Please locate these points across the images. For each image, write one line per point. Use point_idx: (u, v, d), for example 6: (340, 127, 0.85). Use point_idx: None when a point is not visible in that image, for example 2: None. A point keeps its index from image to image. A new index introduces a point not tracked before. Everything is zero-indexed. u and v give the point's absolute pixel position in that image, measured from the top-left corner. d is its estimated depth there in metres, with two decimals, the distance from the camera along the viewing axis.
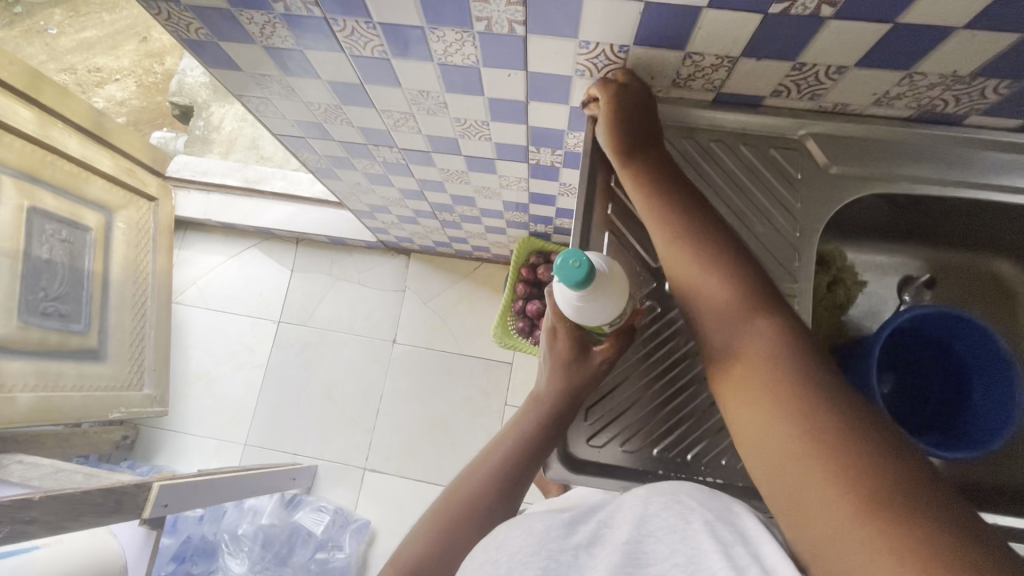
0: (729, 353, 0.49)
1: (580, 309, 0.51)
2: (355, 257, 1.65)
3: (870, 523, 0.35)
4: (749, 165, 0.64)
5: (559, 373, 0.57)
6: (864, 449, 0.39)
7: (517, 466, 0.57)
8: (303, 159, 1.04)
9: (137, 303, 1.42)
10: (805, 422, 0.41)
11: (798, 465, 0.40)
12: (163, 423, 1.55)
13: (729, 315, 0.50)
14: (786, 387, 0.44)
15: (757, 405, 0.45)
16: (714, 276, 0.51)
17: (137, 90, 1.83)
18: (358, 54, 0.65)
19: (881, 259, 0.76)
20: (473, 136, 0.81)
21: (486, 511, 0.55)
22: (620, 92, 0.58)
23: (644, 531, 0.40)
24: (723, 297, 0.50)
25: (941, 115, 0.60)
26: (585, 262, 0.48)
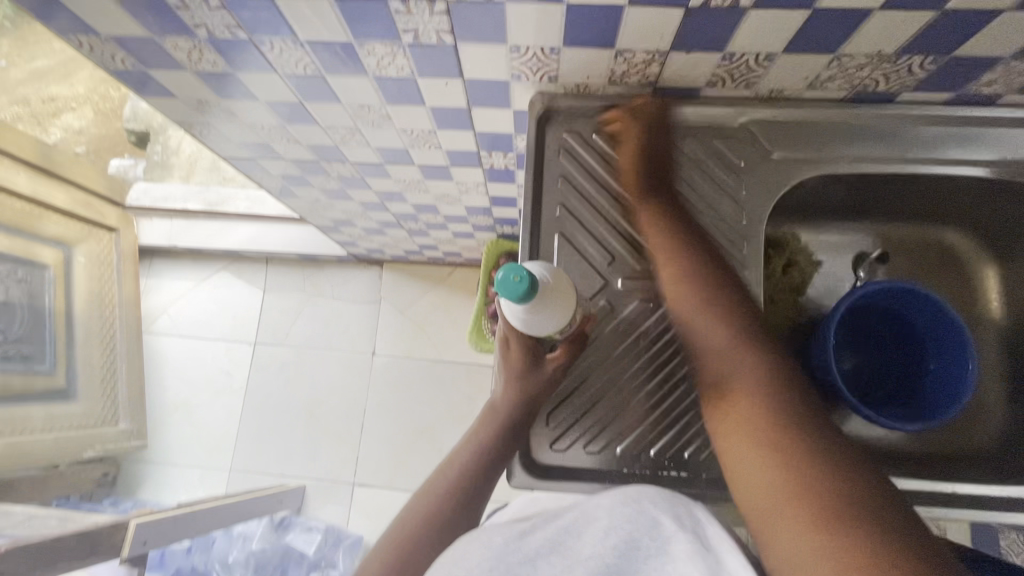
0: (725, 389, 0.51)
1: (529, 320, 0.52)
2: (327, 271, 1.63)
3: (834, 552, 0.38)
4: (693, 156, 0.64)
5: (514, 382, 0.58)
6: (839, 489, 0.42)
7: (475, 476, 0.57)
8: (257, 180, 1.02)
9: (105, 336, 1.39)
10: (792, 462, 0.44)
11: (771, 493, 0.44)
12: (144, 456, 1.53)
13: (729, 356, 0.52)
14: (767, 423, 0.47)
15: (741, 440, 0.48)
16: (716, 321, 0.54)
17: (95, 118, 1.80)
18: (292, 73, 0.64)
19: (833, 237, 0.77)
20: (423, 145, 0.80)
21: (445, 523, 0.56)
22: (644, 127, 0.61)
23: (608, 547, 0.42)
24: (720, 339, 0.53)
25: (874, 95, 0.61)
26: (526, 275, 0.48)
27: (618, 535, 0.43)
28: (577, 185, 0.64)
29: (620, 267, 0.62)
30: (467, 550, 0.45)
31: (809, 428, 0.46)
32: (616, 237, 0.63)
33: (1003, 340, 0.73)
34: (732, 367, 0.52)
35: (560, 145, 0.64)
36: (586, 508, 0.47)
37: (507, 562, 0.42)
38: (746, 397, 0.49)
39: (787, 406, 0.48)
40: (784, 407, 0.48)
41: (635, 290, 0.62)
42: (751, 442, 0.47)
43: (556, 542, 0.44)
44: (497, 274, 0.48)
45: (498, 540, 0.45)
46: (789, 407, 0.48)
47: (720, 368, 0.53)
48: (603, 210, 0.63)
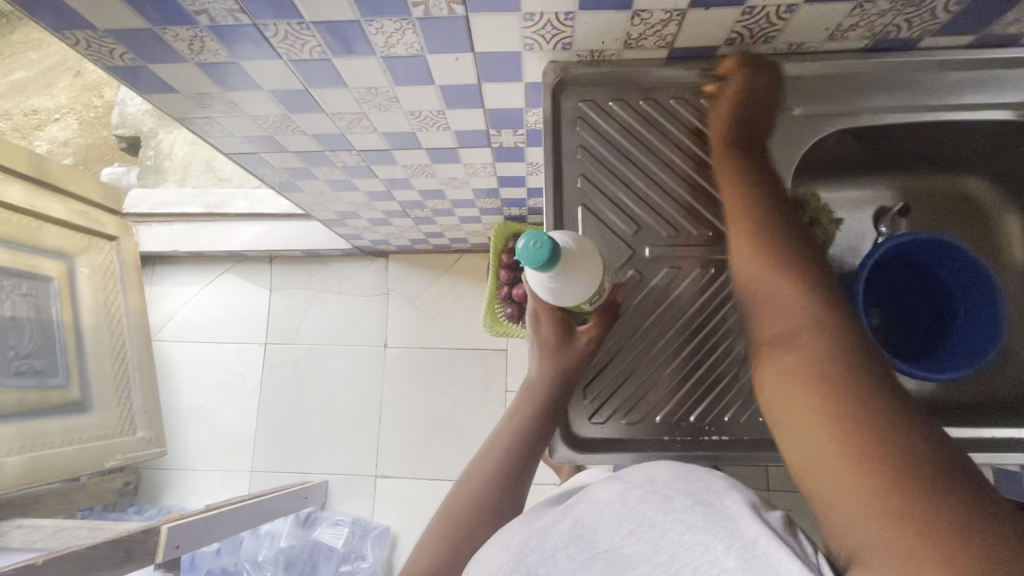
0: (776, 334, 0.47)
1: (554, 288, 0.51)
2: (332, 267, 1.62)
3: (904, 508, 0.34)
4: (714, 117, 0.63)
5: (548, 359, 0.57)
6: (888, 431, 0.37)
7: (518, 456, 0.58)
8: (260, 175, 1.00)
9: (116, 347, 1.38)
10: (835, 400, 0.40)
11: (830, 445, 0.38)
12: (164, 464, 1.52)
13: (782, 303, 0.48)
14: (829, 368, 0.41)
15: (792, 381, 0.43)
16: (771, 271, 0.50)
17: (80, 128, 1.75)
18: (297, 58, 0.62)
19: (855, 194, 0.76)
20: (431, 127, 0.79)
21: (492, 506, 0.57)
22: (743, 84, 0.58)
23: (624, 533, 0.43)
24: (771, 287, 0.49)
25: (897, 42, 0.59)
26: (547, 241, 0.47)
27: (631, 520, 0.44)
28: (596, 154, 0.62)
29: (648, 234, 0.61)
30: (490, 553, 0.48)
31: (873, 373, 0.41)
32: (641, 205, 0.61)
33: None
34: (782, 314, 0.47)
35: (578, 116, 0.63)
36: (608, 494, 0.47)
37: (527, 561, 0.45)
38: (804, 345, 0.44)
39: (846, 351, 0.43)
40: (846, 352, 0.43)
41: (663, 257, 0.61)
42: (809, 388, 0.41)
43: (575, 532, 0.46)
44: (518, 245, 0.47)
45: (518, 539, 0.48)
46: (853, 352, 0.43)
47: (775, 316, 0.48)
48: (625, 178, 0.62)
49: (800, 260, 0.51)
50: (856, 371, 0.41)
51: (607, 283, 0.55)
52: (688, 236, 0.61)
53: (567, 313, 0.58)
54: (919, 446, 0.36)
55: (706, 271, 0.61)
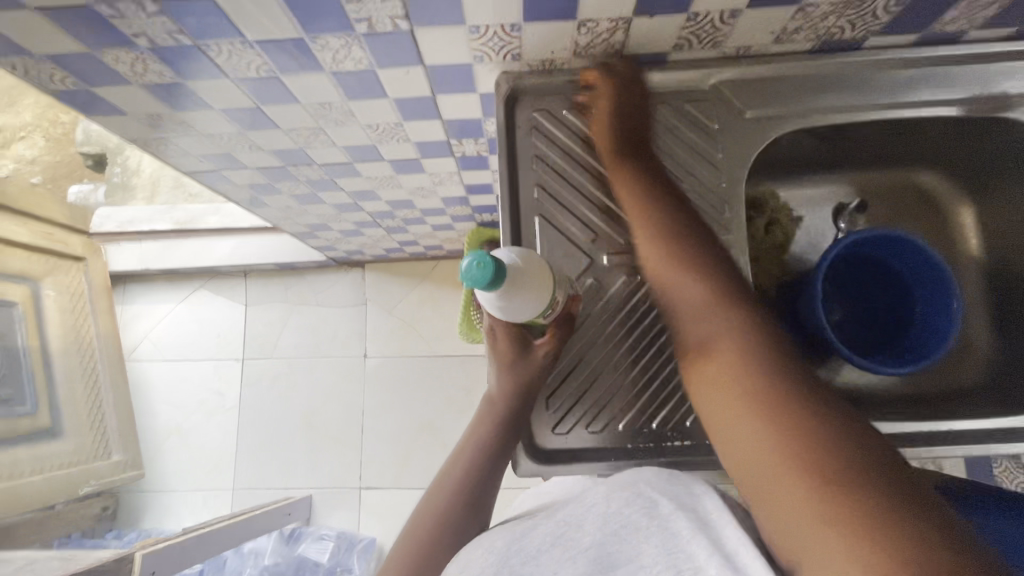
0: (704, 340, 0.48)
1: (505, 307, 0.52)
2: (308, 279, 1.60)
3: (840, 513, 0.35)
4: (667, 123, 0.63)
5: (506, 373, 0.58)
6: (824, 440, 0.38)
7: (480, 470, 0.58)
8: (223, 192, 0.99)
9: (87, 370, 1.35)
10: (773, 410, 0.41)
11: (768, 459, 0.39)
12: (143, 486, 1.50)
13: (709, 307, 0.49)
14: (758, 380, 0.42)
15: (729, 392, 0.44)
16: (693, 279, 0.51)
17: (47, 147, 1.69)
18: (244, 76, 0.61)
19: (812, 191, 0.77)
20: (391, 139, 0.78)
21: (455, 524, 0.56)
22: (618, 84, 0.59)
23: (608, 533, 0.43)
24: (695, 293, 0.51)
25: (843, 42, 0.60)
26: (490, 262, 0.47)
27: (615, 522, 0.44)
28: (552, 164, 0.62)
29: (605, 243, 0.61)
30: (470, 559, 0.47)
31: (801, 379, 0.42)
32: (597, 213, 0.61)
33: (985, 274, 0.74)
34: (709, 321, 0.49)
35: (533, 125, 0.63)
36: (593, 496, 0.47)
37: (511, 564, 0.44)
38: (735, 354, 0.45)
39: (768, 359, 0.44)
40: (770, 360, 0.44)
41: (621, 265, 0.61)
42: (740, 403, 0.42)
43: (559, 532, 0.45)
44: (463, 265, 0.47)
45: (500, 543, 0.48)
46: (775, 359, 0.44)
47: (704, 329, 0.49)
48: (581, 187, 0.62)
49: (730, 280, 0.51)
50: (783, 380, 0.42)
51: (562, 296, 0.56)
52: None
53: (524, 327, 0.59)
54: (845, 446, 0.38)
55: None
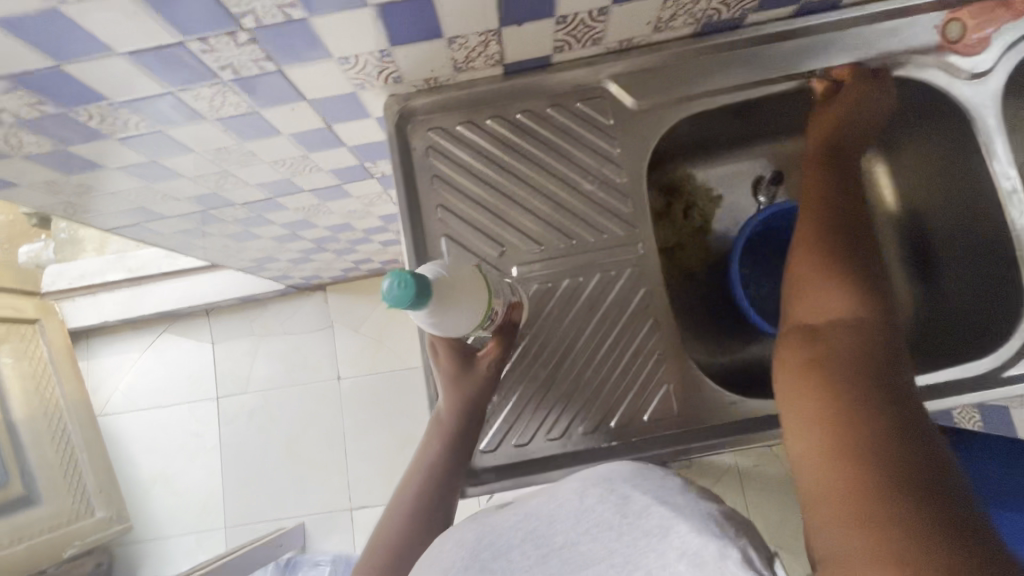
0: (812, 333, 0.50)
1: (438, 322, 0.49)
2: (272, 308, 1.59)
3: (859, 479, 0.38)
4: (559, 126, 0.62)
5: (451, 391, 0.56)
6: (883, 452, 0.39)
7: (431, 492, 0.57)
8: (154, 241, 0.97)
9: (56, 432, 1.34)
10: (846, 408, 0.42)
11: (818, 419, 0.43)
12: (136, 536, 1.50)
13: (830, 313, 0.50)
14: (844, 368, 0.45)
15: (815, 380, 0.46)
16: (833, 289, 0.51)
17: None
18: (126, 134, 0.59)
19: (734, 167, 0.77)
20: (303, 171, 0.77)
21: (411, 543, 0.56)
22: (865, 92, 0.62)
23: (580, 531, 0.41)
24: (825, 296, 0.51)
25: (723, 23, 0.60)
26: (410, 280, 0.44)
27: (587, 519, 0.41)
28: (453, 182, 0.62)
29: (512, 255, 0.61)
30: (441, 552, 0.45)
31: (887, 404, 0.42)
32: (502, 226, 0.61)
33: (904, 235, 0.74)
34: (828, 324, 0.50)
35: (429, 145, 0.62)
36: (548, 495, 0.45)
37: (481, 558, 0.42)
38: (834, 354, 0.47)
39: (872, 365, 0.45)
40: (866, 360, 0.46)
41: (531, 274, 0.61)
42: (818, 391, 0.45)
43: (529, 527, 0.43)
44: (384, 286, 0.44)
45: (471, 536, 0.45)
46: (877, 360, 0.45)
47: (815, 321, 0.51)
48: (484, 200, 0.61)
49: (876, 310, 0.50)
50: (871, 378, 0.44)
51: (499, 307, 0.54)
52: (553, 248, 0.61)
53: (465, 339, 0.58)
54: (890, 439, 0.40)
55: (575, 281, 0.61)
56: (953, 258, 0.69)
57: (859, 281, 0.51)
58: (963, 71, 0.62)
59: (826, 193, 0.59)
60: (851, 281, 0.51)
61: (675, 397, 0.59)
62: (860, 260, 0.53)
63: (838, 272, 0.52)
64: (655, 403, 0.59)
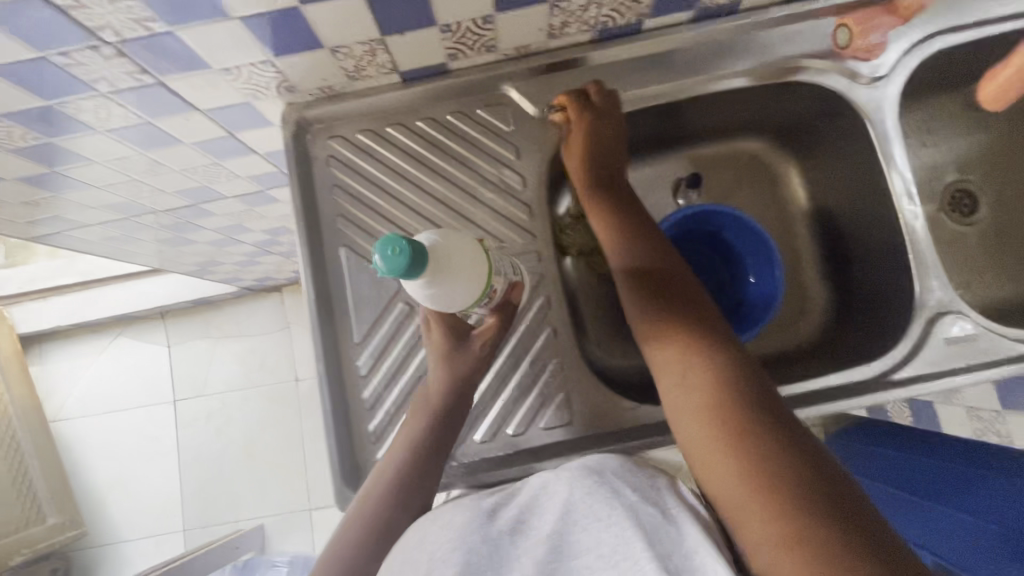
0: (679, 395, 0.47)
1: (434, 294, 0.47)
2: (228, 310, 1.57)
3: (786, 524, 0.37)
4: (460, 132, 0.62)
5: (444, 367, 0.55)
6: (807, 508, 0.37)
7: (420, 467, 0.53)
8: (84, 248, 0.96)
9: (5, 440, 1.33)
10: (760, 474, 0.40)
11: (732, 480, 0.41)
12: (92, 541, 1.49)
13: (685, 359, 0.48)
14: (724, 406, 0.44)
15: (716, 452, 0.42)
16: (669, 329, 0.50)
17: None
18: (14, 146, 0.58)
19: (653, 171, 0.77)
20: (219, 177, 0.76)
21: (390, 524, 0.51)
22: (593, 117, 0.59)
23: (571, 521, 0.42)
24: (675, 340, 0.49)
25: (620, 29, 0.60)
26: (404, 246, 0.42)
27: (574, 512, 0.42)
28: (353, 190, 0.62)
29: None
30: (429, 536, 0.44)
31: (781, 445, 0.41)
32: (402, 234, 0.61)
33: (817, 238, 0.75)
34: (685, 377, 0.47)
35: (329, 154, 0.62)
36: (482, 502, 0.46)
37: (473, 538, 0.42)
38: (714, 413, 0.44)
39: (744, 405, 0.44)
40: (742, 394, 0.44)
41: None
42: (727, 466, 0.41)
43: (521, 515, 0.43)
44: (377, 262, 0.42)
45: (462, 518, 0.44)
46: (745, 388, 0.45)
47: (671, 376, 0.48)
48: (384, 210, 0.61)
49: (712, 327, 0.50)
50: (757, 425, 0.42)
51: (499, 286, 0.53)
52: None
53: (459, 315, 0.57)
54: (794, 470, 0.40)
55: None
56: (859, 260, 0.70)
57: (682, 307, 0.51)
58: (862, 76, 0.63)
59: (625, 211, 0.58)
60: (680, 312, 0.51)
61: (573, 404, 0.59)
62: (672, 270, 0.54)
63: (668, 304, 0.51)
64: (552, 411, 0.59)
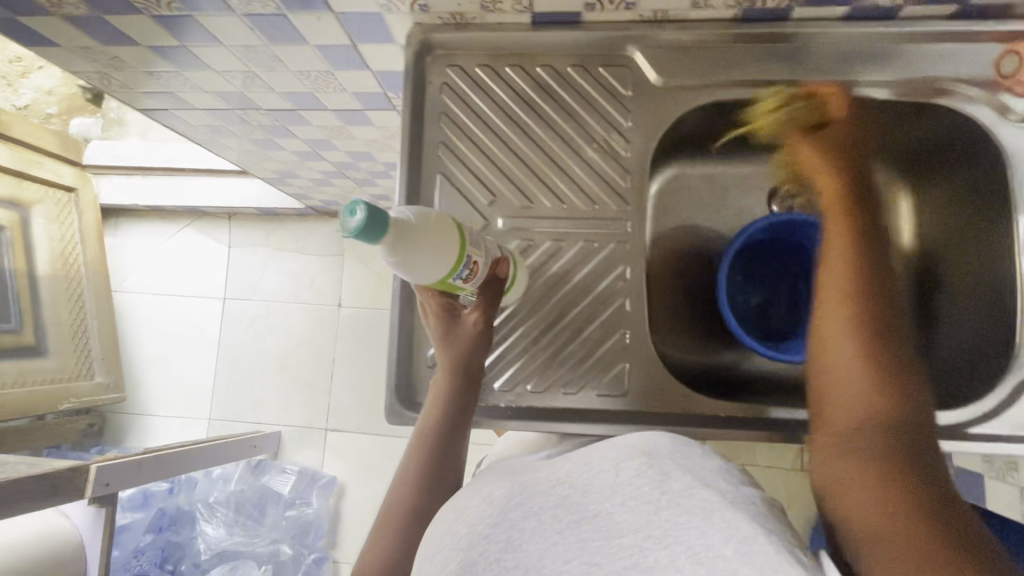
0: (841, 387, 0.47)
1: (405, 265, 0.48)
2: (290, 225, 1.63)
3: (906, 514, 0.38)
4: (577, 85, 0.61)
5: (443, 353, 0.56)
6: (936, 522, 0.37)
7: (434, 452, 0.56)
8: (180, 131, 1.00)
9: (73, 297, 1.44)
10: (897, 476, 0.40)
11: (860, 480, 0.41)
12: (126, 408, 1.60)
13: (861, 364, 0.47)
14: (882, 419, 0.44)
15: (857, 447, 0.43)
16: (854, 334, 0.48)
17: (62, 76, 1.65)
18: (158, 13, 0.61)
19: (748, 171, 0.74)
20: (326, 87, 0.78)
21: (422, 507, 0.55)
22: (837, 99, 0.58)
23: (614, 501, 0.39)
24: (850, 343, 0.48)
25: (765, 11, 0.57)
26: (361, 208, 0.43)
27: (624, 491, 0.39)
28: (458, 122, 0.62)
29: (501, 206, 0.61)
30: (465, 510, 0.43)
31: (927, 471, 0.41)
32: (497, 175, 0.61)
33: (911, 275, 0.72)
34: (857, 378, 0.46)
35: (443, 82, 0.62)
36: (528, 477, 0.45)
37: (510, 516, 0.40)
38: (872, 416, 0.44)
39: (905, 426, 0.43)
40: (906, 425, 0.43)
41: (516, 228, 0.61)
42: (869, 458, 0.42)
43: (562, 495, 0.41)
44: (353, 222, 0.43)
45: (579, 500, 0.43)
46: (912, 436, 0.43)
47: (842, 373, 0.47)
48: (484, 148, 0.62)
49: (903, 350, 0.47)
50: (908, 444, 0.42)
51: (479, 257, 0.52)
52: (543, 208, 0.61)
53: (453, 296, 0.58)
54: (935, 499, 0.39)
55: (555, 244, 0.61)
56: (955, 308, 0.66)
57: (878, 320, 0.48)
58: (1013, 112, 0.58)
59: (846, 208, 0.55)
60: (880, 326, 0.48)
61: (628, 378, 0.59)
62: (882, 285, 0.50)
63: (868, 312, 0.49)
64: (610, 383, 0.59)
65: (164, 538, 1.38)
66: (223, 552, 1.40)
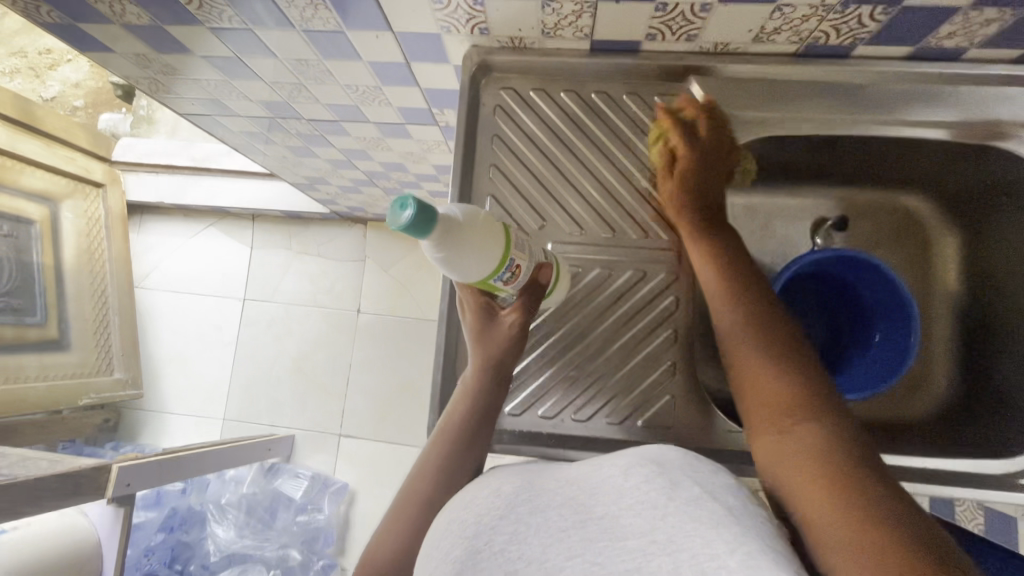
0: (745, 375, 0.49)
1: (449, 261, 0.47)
2: (314, 228, 1.64)
3: (829, 487, 0.38)
4: (633, 114, 0.62)
5: (477, 350, 0.56)
6: (857, 482, 0.38)
7: (454, 447, 0.55)
8: (220, 136, 1.01)
9: (96, 291, 1.44)
10: (814, 446, 0.41)
11: (832, 516, 0.37)
12: (143, 404, 1.61)
13: (755, 343, 0.49)
14: (784, 392, 0.45)
15: (777, 427, 0.44)
16: (740, 317, 0.51)
17: (92, 70, 1.72)
18: (218, 26, 0.62)
19: (793, 202, 0.74)
20: (372, 102, 0.78)
21: (434, 502, 0.54)
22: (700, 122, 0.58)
23: (621, 505, 0.37)
24: (740, 327, 0.51)
25: (827, 48, 0.56)
26: (413, 204, 0.42)
27: (633, 494, 0.38)
28: (512, 146, 0.62)
29: (552, 231, 0.61)
30: (475, 500, 0.43)
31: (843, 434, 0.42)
32: (549, 200, 0.61)
33: (956, 316, 0.72)
34: (750, 360, 0.49)
35: (497, 104, 0.62)
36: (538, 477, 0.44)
37: (517, 510, 0.39)
38: (774, 394, 0.46)
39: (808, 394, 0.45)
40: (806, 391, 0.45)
41: (566, 253, 0.61)
42: (788, 436, 0.43)
43: (568, 497, 0.40)
44: (404, 217, 0.42)
45: None
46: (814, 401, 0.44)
47: (745, 358, 0.49)
48: (536, 172, 0.62)
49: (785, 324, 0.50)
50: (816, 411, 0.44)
51: (521, 262, 0.51)
52: (594, 236, 0.61)
53: (492, 296, 0.56)
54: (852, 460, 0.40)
55: (606, 272, 0.61)
56: (1002, 352, 0.66)
57: (760, 301, 0.52)
58: None
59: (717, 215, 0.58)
60: (762, 307, 0.51)
61: (673, 411, 0.59)
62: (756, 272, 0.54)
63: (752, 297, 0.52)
64: (655, 415, 0.58)
65: (175, 538, 1.37)
66: (233, 555, 1.39)
